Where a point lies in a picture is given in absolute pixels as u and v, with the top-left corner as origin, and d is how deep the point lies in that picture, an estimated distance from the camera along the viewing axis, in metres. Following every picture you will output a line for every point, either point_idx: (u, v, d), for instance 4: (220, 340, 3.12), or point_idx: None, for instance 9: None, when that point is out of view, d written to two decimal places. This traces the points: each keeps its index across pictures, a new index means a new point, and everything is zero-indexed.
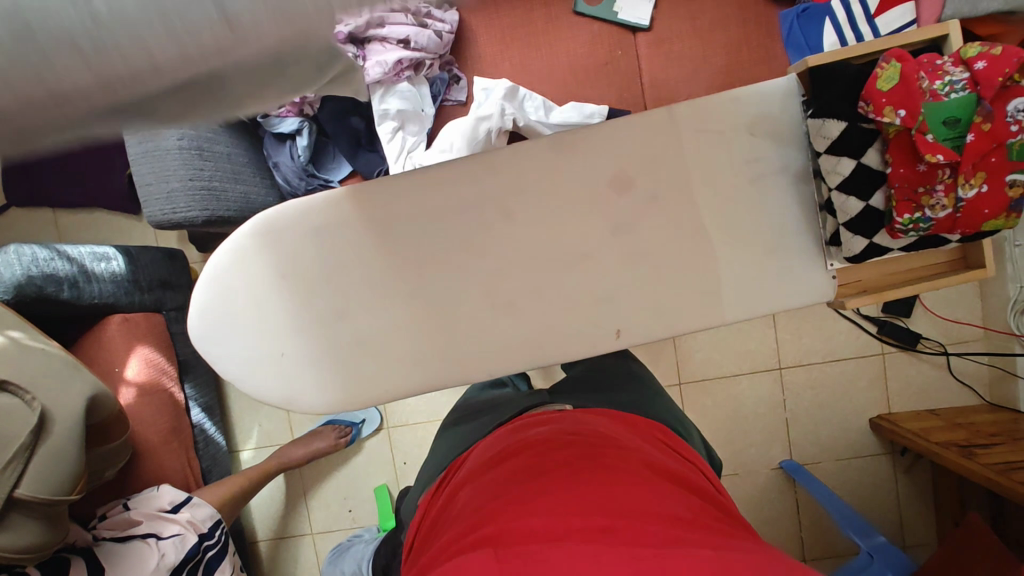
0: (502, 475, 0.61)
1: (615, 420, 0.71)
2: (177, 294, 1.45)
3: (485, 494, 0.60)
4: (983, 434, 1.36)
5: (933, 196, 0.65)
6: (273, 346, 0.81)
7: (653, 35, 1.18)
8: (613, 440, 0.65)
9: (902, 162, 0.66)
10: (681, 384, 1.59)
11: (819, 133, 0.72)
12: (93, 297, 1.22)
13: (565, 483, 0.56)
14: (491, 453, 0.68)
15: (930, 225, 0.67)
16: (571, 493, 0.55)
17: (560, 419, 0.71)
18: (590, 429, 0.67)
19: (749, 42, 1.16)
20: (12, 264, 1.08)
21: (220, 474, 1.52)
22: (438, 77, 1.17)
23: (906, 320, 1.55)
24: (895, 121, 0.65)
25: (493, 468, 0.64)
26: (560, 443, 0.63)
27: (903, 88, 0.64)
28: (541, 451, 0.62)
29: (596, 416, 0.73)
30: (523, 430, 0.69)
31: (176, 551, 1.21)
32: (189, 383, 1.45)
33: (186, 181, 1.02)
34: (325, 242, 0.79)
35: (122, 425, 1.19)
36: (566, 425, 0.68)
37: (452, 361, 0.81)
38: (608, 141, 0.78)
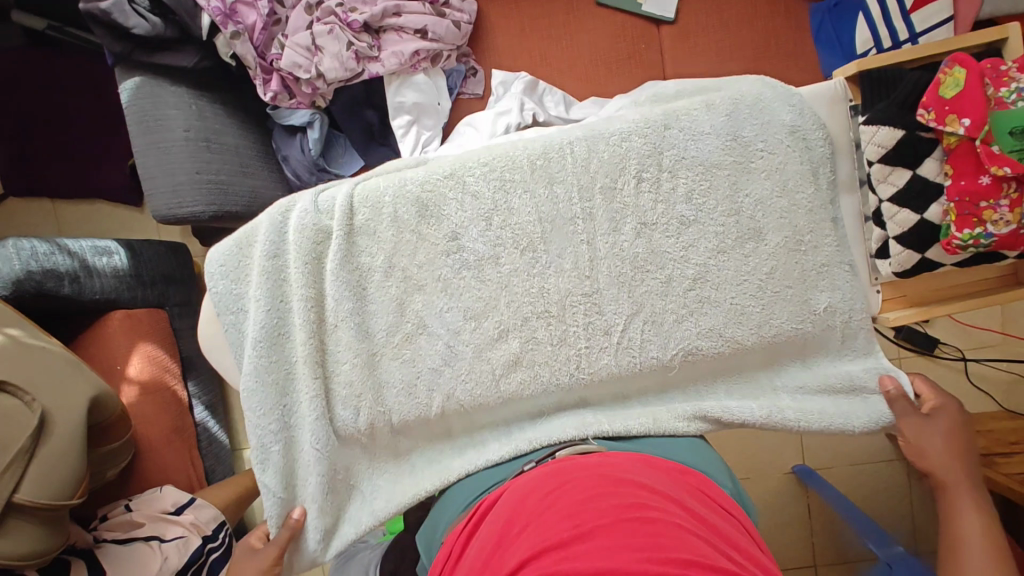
0: (531, 519, 0.51)
1: (667, 472, 0.59)
2: (180, 289, 1.41)
3: (514, 541, 0.49)
4: (1003, 442, 1.33)
5: (997, 210, 0.65)
6: None
7: (678, 28, 1.14)
8: (668, 491, 0.53)
9: (963, 175, 0.66)
10: None
11: (871, 140, 0.70)
12: (95, 292, 1.18)
13: (610, 529, 0.45)
14: (516, 494, 0.57)
15: (992, 242, 0.66)
16: (617, 540, 0.44)
17: (591, 456, 0.61)
18: (628, 467, 0.57)
19: (777, 39, 1.13)
20: (10, 258, 1.04)
21: (223, 474, 1.49)
22: (454, 70, 1.11)
23: (922, 325, 1.52)
24: (958, 130, 0.65)
25: (519, 511, 0.54)
26: (600, 483, 0.53)
27: (967, 97, 0.64)
28: (580, 490, 0.52)
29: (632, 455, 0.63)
30: (556, 472, 0.58)
31: (179, 554, 1.19)
32: (191, 381, 1.41)
33: (193, 175, 0.97)
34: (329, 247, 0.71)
35: (124, 425, 1.14)
36: (601, 461, 0.58)
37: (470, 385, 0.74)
38: None
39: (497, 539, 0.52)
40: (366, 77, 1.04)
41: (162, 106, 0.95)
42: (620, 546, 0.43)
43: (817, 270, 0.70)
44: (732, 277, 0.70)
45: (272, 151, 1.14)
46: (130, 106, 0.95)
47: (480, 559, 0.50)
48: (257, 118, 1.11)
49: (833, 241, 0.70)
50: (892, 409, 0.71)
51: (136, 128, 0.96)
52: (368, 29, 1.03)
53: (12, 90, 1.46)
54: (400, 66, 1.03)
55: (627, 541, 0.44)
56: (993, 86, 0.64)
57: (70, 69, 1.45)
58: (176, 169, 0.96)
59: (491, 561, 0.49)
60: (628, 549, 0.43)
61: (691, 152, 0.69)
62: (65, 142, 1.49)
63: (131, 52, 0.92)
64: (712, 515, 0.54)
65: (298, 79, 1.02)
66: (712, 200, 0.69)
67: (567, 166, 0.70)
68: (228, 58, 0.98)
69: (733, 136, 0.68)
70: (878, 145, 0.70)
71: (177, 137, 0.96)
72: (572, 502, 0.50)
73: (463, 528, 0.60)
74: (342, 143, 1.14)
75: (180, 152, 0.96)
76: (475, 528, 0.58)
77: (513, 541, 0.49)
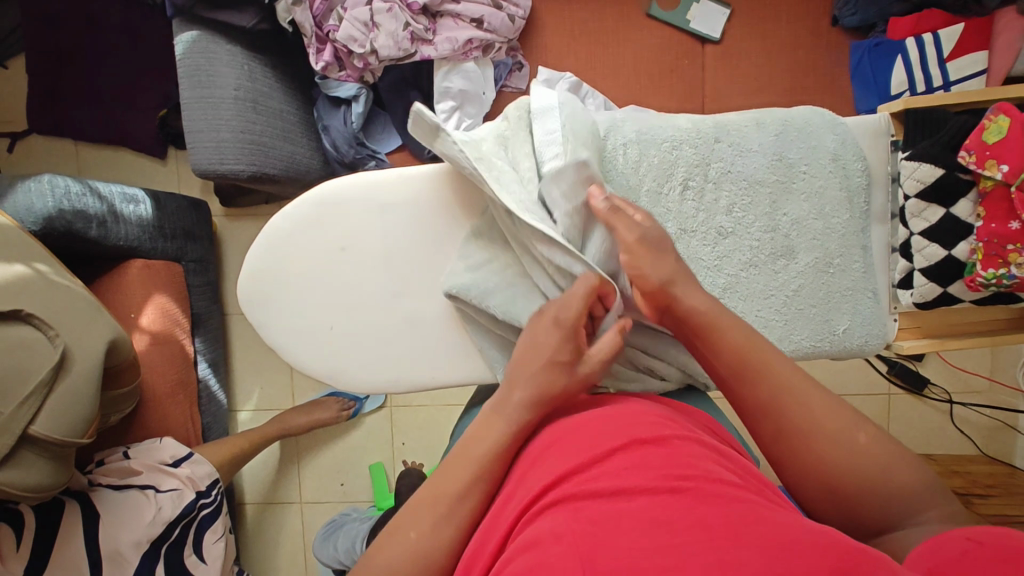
0: (553, 444, 0.58)
1: (680, 412, 0.67)
2: (197, 246, 1.42)
3: (538, 464, 0.56)
4: (980, 485, 1.38)
5: (1022, 254, 0.68)
6: (322, 319, 0.78)
7: (721, 48, 1.17)
8: (676, 421, 0.61)
9: (994, 218, 0.70)
10: None
11: (910, 175, 0.73)
12: (119, 238, 1.18)
13: (628, 453, 0.53)
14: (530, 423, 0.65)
15: (1013, 282, 0.70)
16: (635, 464, 0.51)
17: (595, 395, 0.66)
18: (636, 404, 0.63)
19: (815, 71, 1.16)
20: (44, 194, 1.04)
21: (218, 432, 1.50)
22: (502, 62, 1.13)
23: (915, 363, 1.57)
24: (996, 174, 0.68)
25: (541, 436, 0.61)
26: (610, 416, 0.59)
27: (1008, 144, 0.67)
28: (593, 420, 0.59)
29: (638, 396, 0.68)
30: (576, 404, 0.65)
31: (172, 506, 1.19)
32: (199, 337, 1.42)
33: (237, 133, 0.98)
34: (387, 202, 0.76)
35: (134, 372, 1.14)
36: (607, 399, 0.64)
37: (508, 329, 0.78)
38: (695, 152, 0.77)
39: (524, 461, 0.59)
40: (417, 58, 1.06)
41: (214, 63, 0.96)
42: (640, 467, 0.51)
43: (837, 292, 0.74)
44: (761, 289, 0.72)
45: (312, 119, 1.15)
46: (183, 59, 0.96)
47: (508, 483, 0.57)
48: (303, 87, 1.13)
49: (860, 266, 0.73)
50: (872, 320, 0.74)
51: (186, 81, 0.97)
52: (425, 12, 1.06)
53: (51, 29, 1.45)
54: (451, 52, 1.05)
55: (646, 463, 0.51)
56: None
57: (111, 15, 1.45)
58: (220, 124, 0.97)
59: (522, 479, 0.56)
60: (647, 468, 0.50)
61: (737, 167, 0.72)
62: (97, 86, 1.48)
63: (193, 6, 0.93)
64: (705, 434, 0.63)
65: (351, 52, 1.04)
66: (752, 214, 0.72)
67: (618, 166, 0.72)
68: (285, 23, 1.00)
69: (778, 155, 0.71)
70: (918, 181, 0.72)
71: (226, 95, 0.97)
72: (591, 430, 0.58)
73: None
74: (382, 120, 1.16)
75: (227, 109, 0.97)
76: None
77: (538, 462, 0.57)
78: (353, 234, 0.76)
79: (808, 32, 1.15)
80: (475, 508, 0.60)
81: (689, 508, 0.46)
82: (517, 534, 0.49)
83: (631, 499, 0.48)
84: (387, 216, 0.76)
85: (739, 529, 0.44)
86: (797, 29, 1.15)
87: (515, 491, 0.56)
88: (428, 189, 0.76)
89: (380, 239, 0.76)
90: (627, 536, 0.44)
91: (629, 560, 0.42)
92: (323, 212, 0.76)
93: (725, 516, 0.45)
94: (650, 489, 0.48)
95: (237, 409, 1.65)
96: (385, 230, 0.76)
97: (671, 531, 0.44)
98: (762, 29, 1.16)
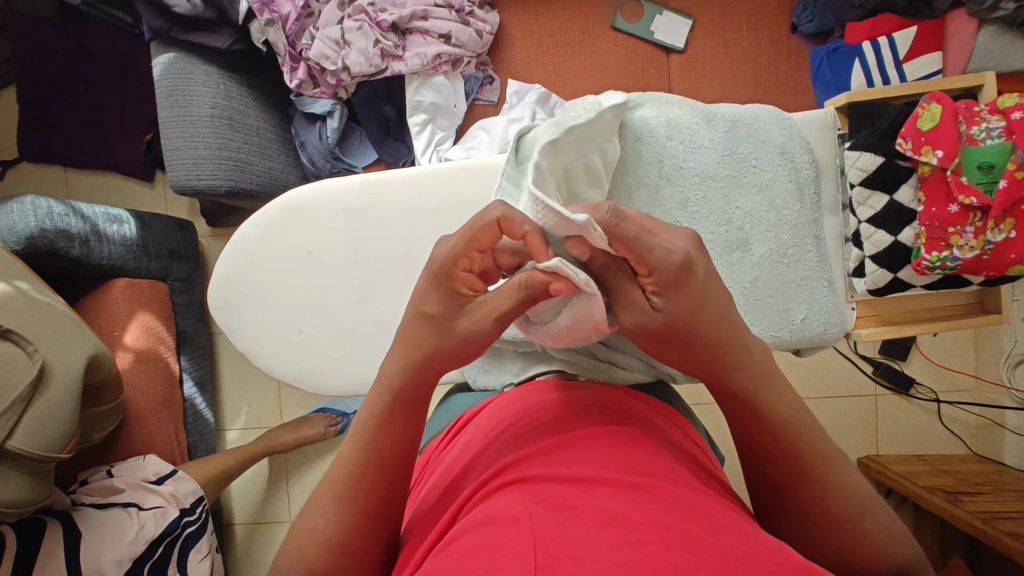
0: (518, 435, 0.58)
1: (645, 403, 0.66)
2: (183, 264, 1.44)
3: (501, 451, 0.57)
4: (969, 483, 1.37)
5: (963, 236, 0.72)
6: (291, 323, 0.80)
7: (686, 57, 1.20)
8: (639, 416, 0.62)
9: (934, 202, 0.73)
10: (698, 405, 1.40)
11: (853, 165, 0.76)
12: (102, 257, 1.20)
13: (593, 447, 0.53)
14: (493, 410, 0.67)
15: (957, 265, 0.73)
16: (596, 460, 0.51)
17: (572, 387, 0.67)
18: (606, 400, 0.63)
19: (777, 77, 1.20)
20: (27, 214, 1.07)
21: (205, 450, 1.49)
22: (473, 76, 1.18)
23: (900, 363, 1.58)
24: (932, 159, 0.72)
25: (509, 426, 0.61)
26: (579, 414, 0.59)
27: (940, 130, 0.72)
28: (561, 415, 0.59)
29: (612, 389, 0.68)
30: (544, 388, 0.66)
31: (155, 523, 1.19)
32: (184, 355, 1.43)
33: (214, 149, 1.01)
34: (350, 207, 0.78)
35: (116, 389, 1.15)
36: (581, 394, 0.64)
37: None
38: None
39: (486, 447, 0.60)
40: (387, 74, 1.09)
41: (191, 82, 1.00)
42: (601, 462, 0.51)
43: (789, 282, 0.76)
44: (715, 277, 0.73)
45: (289, 136, 1.18)
46: (161, 80, 1.00)
47: (466, 466, 0.58)
48: (280, 105, 1.17)
49: (814, 256, 0.75)
50: (829, 311, 0.75)
51: (164, 100, 1.00)
52: (395, 29, 1.10)
53: (39, 58, 1.50)
54: (421, 66, 1.09)
55: (607, 457, 0.52)
56: (967, 124, 0.72)
57: (98, 44, 1.50)
58: (197, 142, 1.00)
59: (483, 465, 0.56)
60: (609, 463, 0.50)
61: (689, 163, 0.73)
62: (87, 112, 1.52)
63: (170, 28, 0.97)
64: (670, 430, 0.63)
65: (324, 70, 1.08)
66: (705, 208, 0.73)
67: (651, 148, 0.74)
68: (260, 43, 1.04)
69: (729, 151, 0.74)
70: (861, 169, 0.75)
71: (203, 113, 1.01)
72: (556, 423, 0.58)
73: (444, 439, 0.71)
74: (358, 136, 1.19)
75: (204, 127, 1.00)
76: (460, 440, 0.66)
77: (502, 451, 0.57)
78: (320, 239, 0.78)
79: (769, 40, 1.19)
80: (436, 486, 0.59)
81: (647, 504, 0.45)
82: (469, 513, 0.49)
83: (590, 489, 0.47)
84: (351, 219, 0.78)
85: (696, 531, 0.42)
86: (758, 37, 1.19)
87: (472, 476, 0.56)
88: (391, 192, 0.78)
89: (346, 242, 0.78)
90: (582, 528, 0.43)
91: (580, 549, 0.41)
92: (290, 218, 0.78)
93: (683, 517, 0.44)
94: (609, 482, 0.48)
95: (225, 428, 1.65)
96: (349, 234, 0.78)
97: (627, 527, 0.43)
98: (725, 37, 1.20)
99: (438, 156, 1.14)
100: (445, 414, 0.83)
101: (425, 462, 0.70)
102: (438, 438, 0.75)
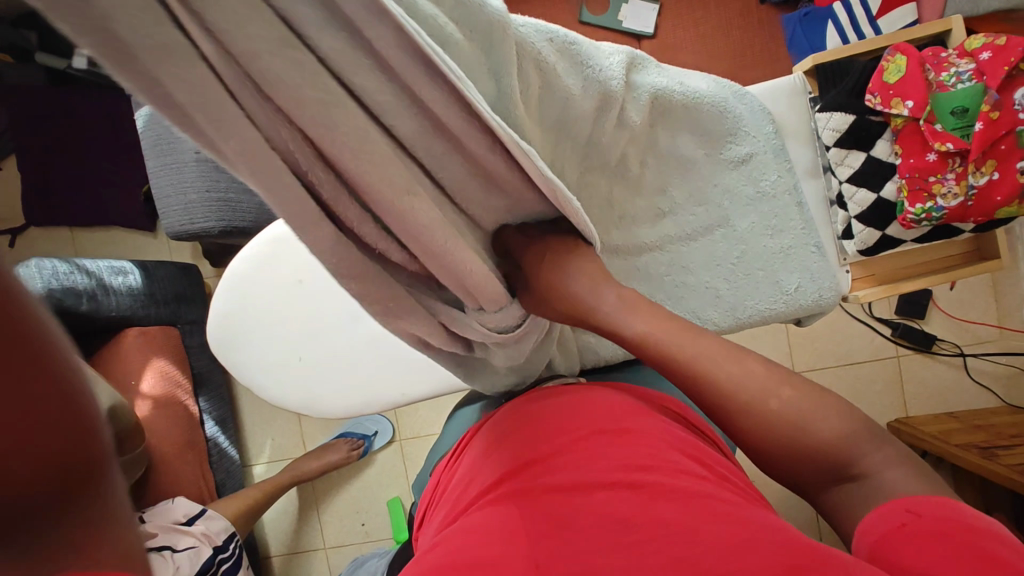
0: (514, 443, 0.58)
1: (642, 394, 0.67)
2: (193, 307, 1.45)
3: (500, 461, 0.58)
4: (1004, 436, 1.32)
5: (944, 184, 0.71)
6: (289, 351, 0.81)
7: (657, 42, 1.20)
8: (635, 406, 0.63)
9: (911, 153, 0.72)
10: None
11: (826, 127, 0.75)
12: (110, 310, 1.23)
13: (587, 449, 0.54)
14: (492, 421, 0.68)
15: (943, 214, 0.72)
16: (592, 464, 0.52)
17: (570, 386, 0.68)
18: (600, 394, 0.64)
19: (751, 49, 1.19)
20: (34, 277, 1.11)
21: (233, 487, 1.51)
22: None
23: (919, 321, 1.54)
24: (903, 111, 0.71)
25: (506, 434, 0.61)
26: (573, 413, 0.60)
27: (907, 81, 0.71)
28: (555, 417, 0.60)
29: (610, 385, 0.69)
30: (540, 393, 0.67)
31: (190, 564, 1.20)
32: (203, 396, 1.46)
33: (203, 193, 1.03)
34: None
35: (137, 438, 1.18)
36: (576, 392, 0.65)
37: None
38: None
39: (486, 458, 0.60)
40: None
41: (172, 130, 1.02)
42: (596, 463, 0.52)
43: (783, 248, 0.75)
44: (682, 261, 0.74)
45: None
46: (147, 133, 1.04)
47: (469, 480, 0.59)
48: None
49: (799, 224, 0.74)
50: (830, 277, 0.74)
51: (151, 152, 1.04)
52: None
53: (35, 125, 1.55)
54: None
55: (602, 458, 0.52)
56: (935, 71, 0.71)
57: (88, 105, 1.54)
58: (187, 187, 1.03)
59: (485, 476, 0.57)
60: (604, 465, 0.51)
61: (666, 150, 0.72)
62: (86, 172, 1.57)
63: None
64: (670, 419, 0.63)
65: None
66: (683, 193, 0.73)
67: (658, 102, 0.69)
68: None
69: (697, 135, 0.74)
70: (834, 130, 0.75)
71: (187, 159, 1.03)
72: (548, 427, 0.59)
73: (447, 459, 0.72)
74: None
75: (191, 172, 1.02)
76: (463, 454, 0.67)
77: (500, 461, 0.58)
78: (308, 266, 0.79)
79: (739, 13, 1.18)
80: (445, 503, 0.60)
81: (646, 503, 0.46)
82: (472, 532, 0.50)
83: (587, 495, 0.48)
84: None
85: (694, 521, 0.42)
86: (727, 12, 1.19)
87: (474, 487, 0.56)
88: None
89: None
90: (581, 538, 0.44)
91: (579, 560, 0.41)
92: (276, 250, 0.79)
93: (680, 509, 0.44)
94: (606, 485, 0.48)
95: (252, 464, 1.67)
96: None
97: (628, 529, 0.44)
98: (694, 16, 1.20)
99: None
100: (454, 425, 0.85)
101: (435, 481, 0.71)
102: (444, 457, 0.76)
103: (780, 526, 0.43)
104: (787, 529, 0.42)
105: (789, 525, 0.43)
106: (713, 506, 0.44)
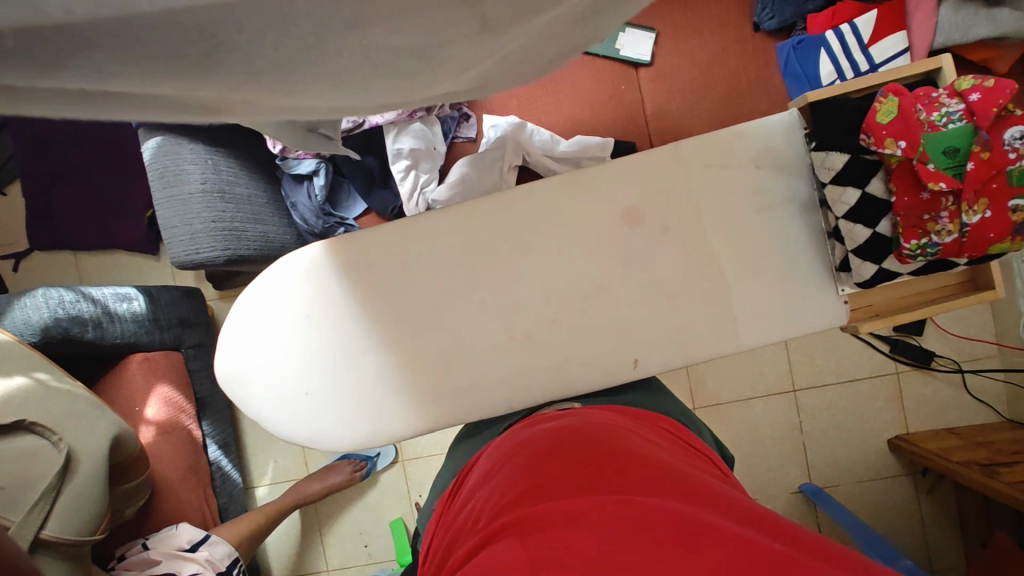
0: (520, 475, 0.60)
1: (640, 424, 0.72)
2: (195, 331, 1.46)
3: (499, 492, 0.59)
4: (1005, 453, 1.32)
5: (939, 222, 0.70)
6: (295, 385, 0.83)
7: (655, 69, 1.22)
8: (629, 434, 0.66)
9: (905, 192, 0.72)
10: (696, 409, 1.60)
11: (822, 165, 0.78)
12: (116, 336, 1.24)
13: (583, 477, 0.56)
14: (493, 458, 0.69)
15: (938, 249, 0.71)
16: (587, 489, 0.53)
17: (567, 419, 0.71)
18: (595, 426, 0.67)
19: (746, 75, 1.21)
20: (40, 306, 1.12)
21: (236, 511, 1.52)
22: (449, 116, 1.22)
23: (917, 338, 1.55)
24: (896, 151, 0.71)
25: (512, 466, 0.63)
26: (569, 446, 0.62)
27: (901, 121, 0.71)
28: (553, 450, 0.62)
29: (605, 414, 0.73)
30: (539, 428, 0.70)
31: None
32: (206, 420, 1.46)
33: (209, 223, 1.05)
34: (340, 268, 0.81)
35: (142, 464, 1.18)
36: (572, 426, 0.68)
37: (468, 370, 0.82)
38: (632, 178, 0.80)
39: (487, 490, 0.62)
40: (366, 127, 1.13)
41: (180, 163, 1.03)
42: (593, 489, 0.53)
43: (778, 277, 0.81)
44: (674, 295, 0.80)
45: (280, 198, 1.23)
46: (153, 163, 1.05)
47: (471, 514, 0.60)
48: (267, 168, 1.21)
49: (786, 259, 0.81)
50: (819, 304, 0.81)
51: (157, 182, 1.05)
52: None
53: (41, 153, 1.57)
54: (397, 116, 1.10)
55: (597, 484, 0.54)
56: (927, 112, 0.71)
57: (93, 132, 1.56)
58: (193, 218, 1.04)
59: (489, 509, 0.58)
60: (600, 491, 0.53)
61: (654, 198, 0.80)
62: (91, 197, 1.59)
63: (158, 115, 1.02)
64: (662, 446, 0.66)
65: None
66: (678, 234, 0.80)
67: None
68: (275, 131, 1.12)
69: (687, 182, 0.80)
70: (828, 168, 0.77)
71: (194, 190, 1.04)
72: (546, 459, 0.61)
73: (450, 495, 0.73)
74: (347, 189, 1.24)
75: (197, 203, 1.04)
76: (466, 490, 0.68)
77: (500, 492, 0.59)
78: (315, 302, 0.81)
79: (734, 41, 1.20)
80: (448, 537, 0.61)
81: (642, 523, 0.47)
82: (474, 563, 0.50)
83: (585, 518, 0.49)
84: (342, 276, 0.81)
85: (687, 538, 0.45)
86: (722, 39, 1.21)
87: (481, 521, 0.57)
88: (382, 245, 0.80)
89: (338, 301, 0.81)
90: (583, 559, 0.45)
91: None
92: (286, 284, 0.81)
93: (673, 527, 0.46)
94: (602, 509, 0.50)
95: (255, 485, 1.68)
96: (342, 294, 0.81)
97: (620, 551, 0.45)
98: (689, 43, 1.22)
99: (425, 198, 1.18)
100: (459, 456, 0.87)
101: (438, 515, 0.72)
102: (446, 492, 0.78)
103: (767, 537, 0.46)
104: (773, 541, 0.45)
105: (775, 537, 0.46)
106: (703, 522, 0.47)
